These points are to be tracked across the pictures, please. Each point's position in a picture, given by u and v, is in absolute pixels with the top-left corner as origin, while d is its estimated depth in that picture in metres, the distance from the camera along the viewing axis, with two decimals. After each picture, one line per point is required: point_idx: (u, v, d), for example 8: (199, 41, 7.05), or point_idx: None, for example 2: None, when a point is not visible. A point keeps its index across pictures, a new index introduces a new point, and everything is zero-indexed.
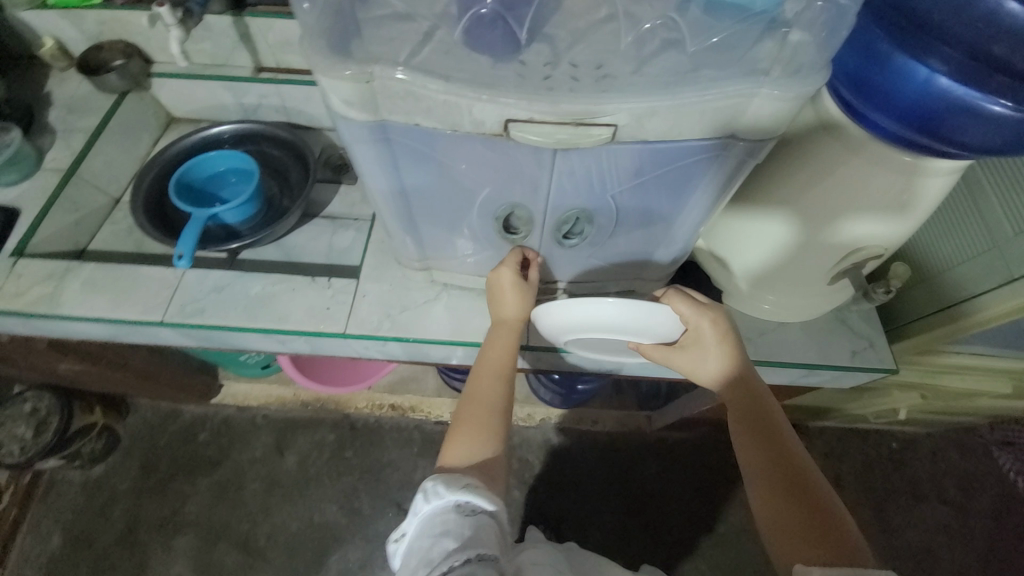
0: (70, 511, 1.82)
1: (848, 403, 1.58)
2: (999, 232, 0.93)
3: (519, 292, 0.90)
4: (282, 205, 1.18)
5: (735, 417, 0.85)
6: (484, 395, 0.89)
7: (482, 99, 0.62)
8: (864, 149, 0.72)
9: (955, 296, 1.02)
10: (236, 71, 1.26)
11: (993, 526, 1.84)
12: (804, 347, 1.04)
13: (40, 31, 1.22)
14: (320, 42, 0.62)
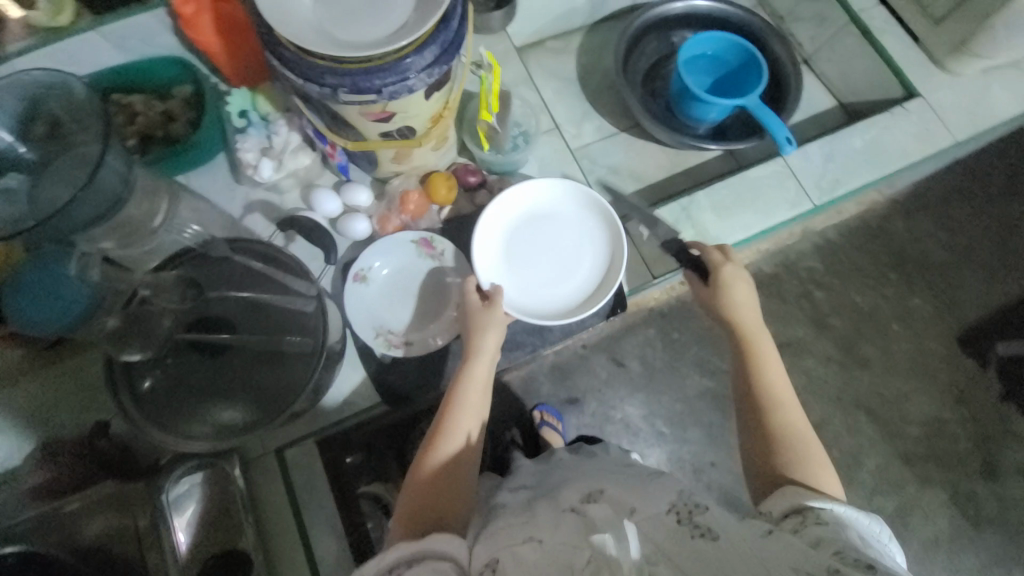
0: None
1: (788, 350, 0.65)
2: (880, 159, 0.89)
3: (481, 325, 0.64)
4: (708, 124, 0.94)
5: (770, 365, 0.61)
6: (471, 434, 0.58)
7: (816, 58, 1.05)
8: (732, 85, 0.95)
9: (887, 163, 0.89)
10: (501, 51, 0.94)
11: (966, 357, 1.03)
12: (713, 195, 0.85)
13: (164, 103, 0.75)
14: (787, 59, 0.98)
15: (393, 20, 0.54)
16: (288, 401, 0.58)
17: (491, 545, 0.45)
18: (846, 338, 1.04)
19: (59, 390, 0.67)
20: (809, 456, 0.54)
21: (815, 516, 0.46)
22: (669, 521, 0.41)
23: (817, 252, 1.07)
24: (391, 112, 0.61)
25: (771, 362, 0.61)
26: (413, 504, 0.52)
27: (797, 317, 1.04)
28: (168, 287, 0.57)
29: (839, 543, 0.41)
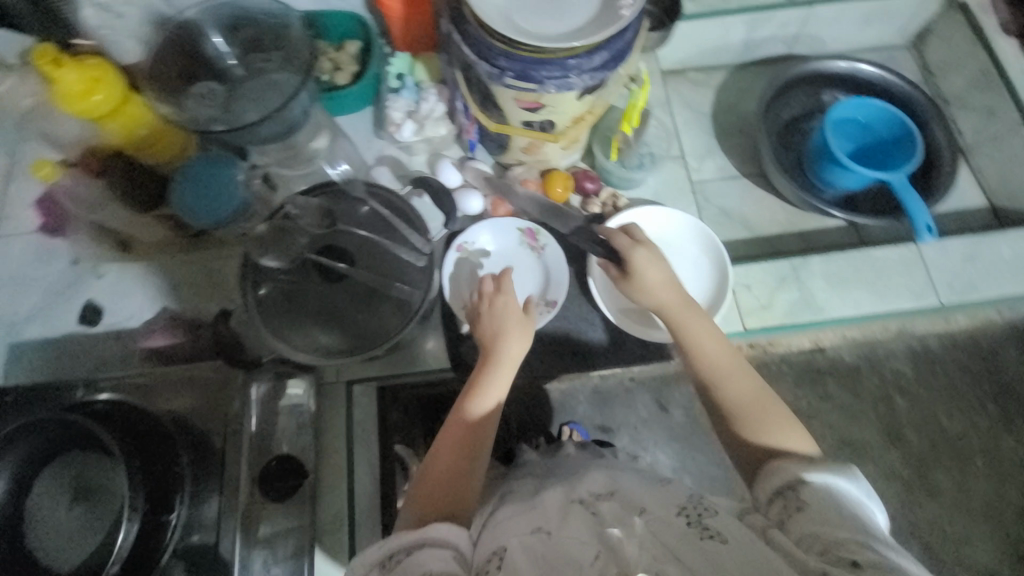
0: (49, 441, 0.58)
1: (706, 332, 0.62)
2: None
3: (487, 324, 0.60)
4: (841, 191, 0.90)
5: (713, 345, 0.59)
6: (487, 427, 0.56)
7: (978, 153, 0.97)
8: (875, 157, 0.91)
9: None
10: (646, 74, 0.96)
11: None
12: (831, 265, 0.81)
13: (334, 49, 0.82)
14: (944, 147, 0.91)
15: (576, 18, 0.57)
16: (378, 341, 0.62)
17: (499, 533, 0.45)
18: (920, 459, 0.90)
19: (189, 273, 0.77)
20: (769, 426, 0.53)
21: (797, 497, 0.45)
22: (678, 522, 0.42)
23: (910, 356, 0.94)
24: (542, 104, 0.64)
25: (691, 338, 0.60)
26: (423, 488, 0.52)
27: (871, 423, 0.92)
28: (309, 214, 0.63)
29: (829, 534, 0.41)
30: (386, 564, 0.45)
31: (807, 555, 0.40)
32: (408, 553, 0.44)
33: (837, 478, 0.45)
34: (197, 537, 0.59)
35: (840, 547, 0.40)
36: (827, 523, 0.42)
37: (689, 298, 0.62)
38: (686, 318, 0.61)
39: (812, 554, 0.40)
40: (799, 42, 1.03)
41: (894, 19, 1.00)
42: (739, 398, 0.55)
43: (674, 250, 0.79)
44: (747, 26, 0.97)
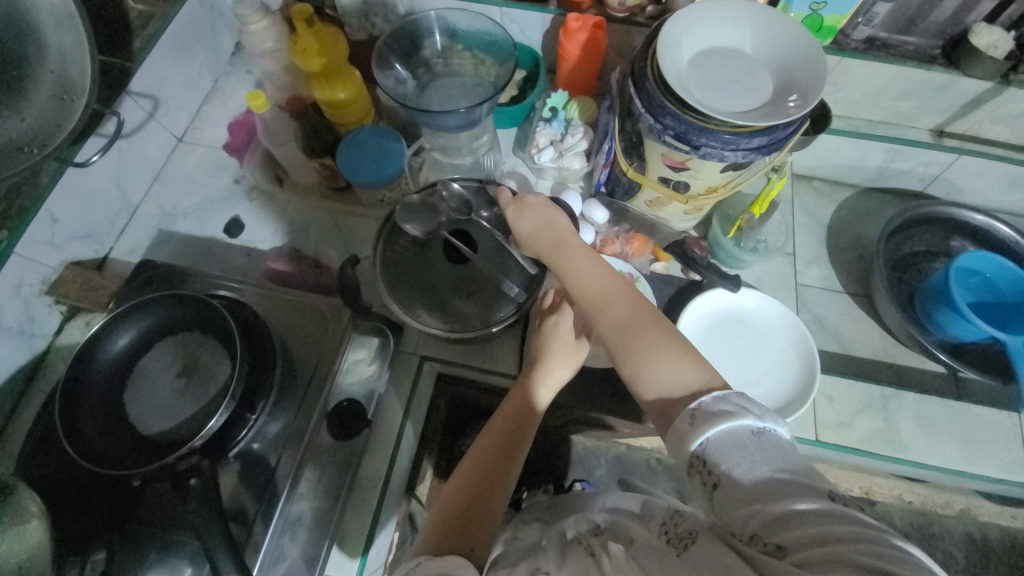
0: (177, 311, 0.66)
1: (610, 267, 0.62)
2: None
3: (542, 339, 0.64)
4: (950, 337, 0.86)
5: (608, 282, 0.60)
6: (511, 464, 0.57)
7: None
8: (995, 318, 0.88)
9: None
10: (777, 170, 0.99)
11: None
12: (926, 407, 0.77)
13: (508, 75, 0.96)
14: None
15: (744, 103, 0.62)
16: (472, 327, 0.67)
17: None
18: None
19: (324, 220, 0.87)
20: (651, 356, 0.53)
21: (705, 468, 0.42)
22: (659, 546, 0.42)
23: (965, 541, 1.00)
24: (687, 166, 0.68)
25: (574, 278, 0.61)
26: (443, 504, 0.55)
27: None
28: (454, 198, 0.71)
29: (749, 509, 0.38)
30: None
31: (740, 545, 0.38)
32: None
33: (719, 424, 0.43)
34: (258, 446, 0.65)
35: (770, 524, 0.37)
36: (749, 497, 0.39)
37: (566, 237, 0.64)
38: (570, 259, 0.62)
39: (742, 541, 0.38)
40: (936, 182, 1.03)
41: None
42: (638, 330, 0.55)
43: (768, 337, 0.79)
44: (887, 154, 0.98)
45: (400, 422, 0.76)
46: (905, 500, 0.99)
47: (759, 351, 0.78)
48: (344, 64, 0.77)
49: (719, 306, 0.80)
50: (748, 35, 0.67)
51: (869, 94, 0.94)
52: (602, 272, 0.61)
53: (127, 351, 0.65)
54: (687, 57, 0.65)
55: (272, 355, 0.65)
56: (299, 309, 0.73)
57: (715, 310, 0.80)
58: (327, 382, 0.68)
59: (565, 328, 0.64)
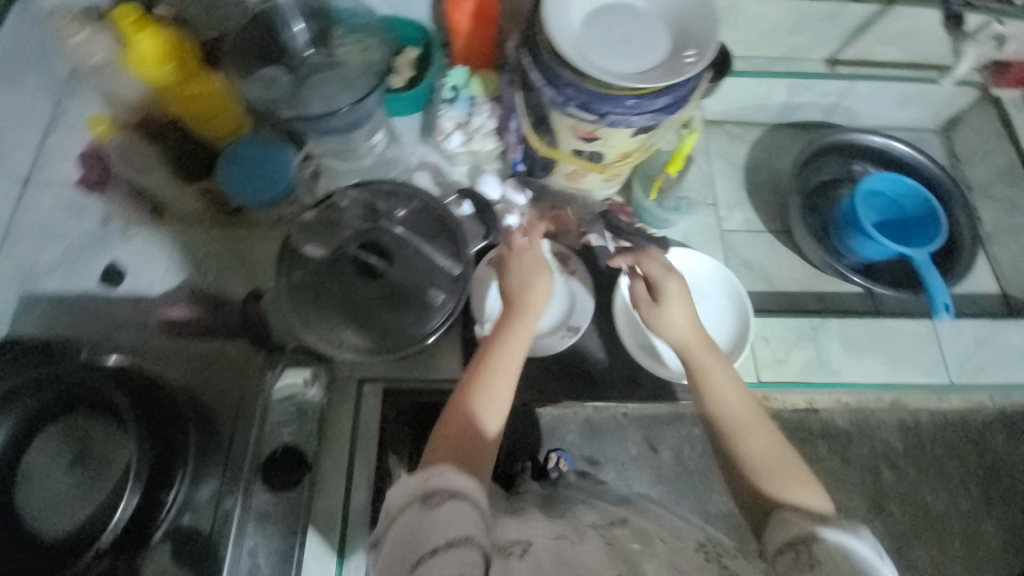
0: (52, 395, 0.57)
1: (735, 386, 0.58)
2: None
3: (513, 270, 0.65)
4: (863, 258, 0.92)
5: (734, 394, 0.58)
6: (500, 410, 0.55)
7: (999, 239, 1.00)
8: (900, 232, 0.93)
9: None
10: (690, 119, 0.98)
11: None
12: (850, 330, 0.82)
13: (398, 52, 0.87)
14: (967, 232, 0.94)
15: (644, 61, 0.59)
16: (401, 344, 0.62)
17: (518, 531, 0.48)
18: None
19: (218, 249, 0.77)
20: (779, 480, 0.52)
21: (809, 553, 0.44)
22: (696, 557, 0.47)
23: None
24: (597, 136, 0.65)
25: (711, 390, 0.58)
26: (439, 437, 0.53)
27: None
28: (355, 208, 0.64)
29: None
30: (428, 496, 0.45)
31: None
32: (448, 495, 0.45)
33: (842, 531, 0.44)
34: (190, 518, 0.58)
35: None
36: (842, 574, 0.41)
37: (710, 339, 0.62)
38: (716, 374, 0.59)
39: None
40: (836, 111, 1.06)
41: (931, 101, 1.04)
42: (767, 456, 0.54)
43: (702, 291, 0.80)
44: (789, 89, 1.00)
45: (349, 452, 0.71)
46: None
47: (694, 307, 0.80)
48: (201, 68, 0.65)
49: None
50: None
51: (765, 31, 0.94)
52: (738, 394, 0.58)
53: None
54: (577, 18, 0.61)
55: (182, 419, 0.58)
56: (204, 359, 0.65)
57: None
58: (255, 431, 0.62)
59: (543, 284, 0.63)
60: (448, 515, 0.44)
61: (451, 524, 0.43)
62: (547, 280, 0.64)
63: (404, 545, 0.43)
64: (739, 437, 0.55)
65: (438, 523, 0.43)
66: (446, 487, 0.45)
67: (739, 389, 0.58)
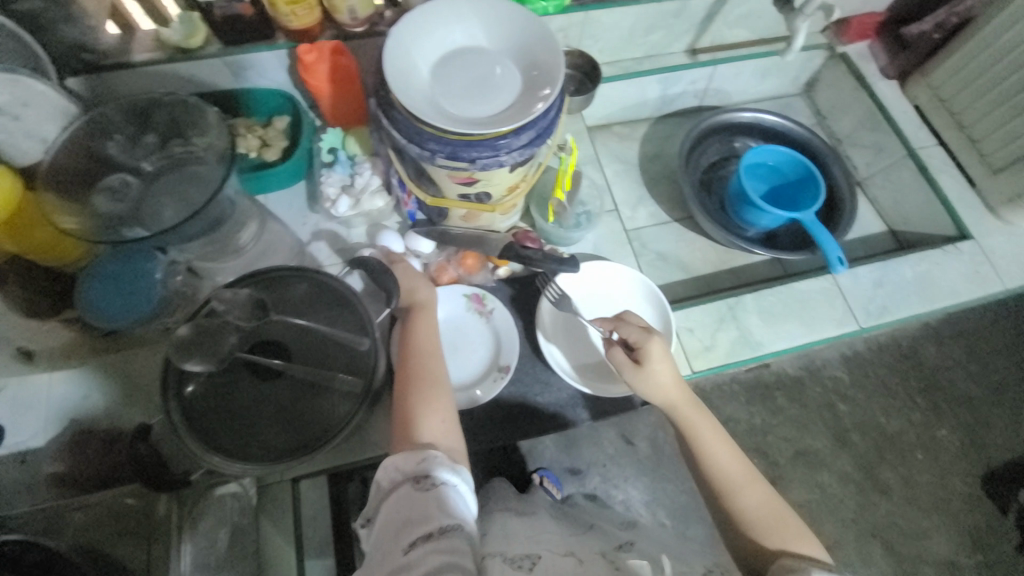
0: None
1: (720, 438, 0.64)
2: (935, 293, 0.90)
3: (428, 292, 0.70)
4: (762, 229, 0.97)
5: (727, 452, 0.64)
6: (440, 417, 0.58)
7: (873, 180, 1.10)
8: (788, 196, 0.99)
9: (942, 299, 0.90)
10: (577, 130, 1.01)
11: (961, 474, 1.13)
12: (765, 300, 0.86)
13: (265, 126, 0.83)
14: (845, 182, 1.02)
15: (500, 100, 0.59)
16: (322, 439, 0.58)
17: (522, 546, 0.50)
18: (865, 458, 1.13)
19: (105, 380, 0.69)
20: (779, 535, 0.58)
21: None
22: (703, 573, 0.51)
23: (843, 361, 1.21)
24: (476, 179, 0.64)
25: (702, 448, 0.64)
26: (395, 432, 0.58)
27: (821, 431, 1.15)
28: (238, 307, 0.58)
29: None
30: (420, 478, 0.50)
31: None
32: (439, 480, 0.50)
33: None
34: None
35: None
36: None
37: (691, 395, 0.66)
38: (705, 430, 0.65)
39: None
40: (708, 94, 1.12)
41: (787, 68, 1.12)
42: (760, 507, 0.60)
43: (621, 299, 0.81)
44: (660, 84, 1.05)
45: (300, 558, 0.66)
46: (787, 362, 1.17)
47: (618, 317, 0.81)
48: (25, 194, 0.59)
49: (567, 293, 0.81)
50: (476, 28, 0.63)
51: (624, 36, 0.97)
52: (725, 447, 0.64)
53: None
54: (424, 72, 0.60)
55: None
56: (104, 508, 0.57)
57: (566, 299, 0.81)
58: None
59: (428, 288, 0.71)
60: (443, 499, 0.48)
61: (448, 503, 0.48)
62: (428, 285, 0.71)
63: (400, 522, 0.47)
64: (729, 484, 0.62)
65: (433, 503, 0.48)
66: (435, 472, 0.50)
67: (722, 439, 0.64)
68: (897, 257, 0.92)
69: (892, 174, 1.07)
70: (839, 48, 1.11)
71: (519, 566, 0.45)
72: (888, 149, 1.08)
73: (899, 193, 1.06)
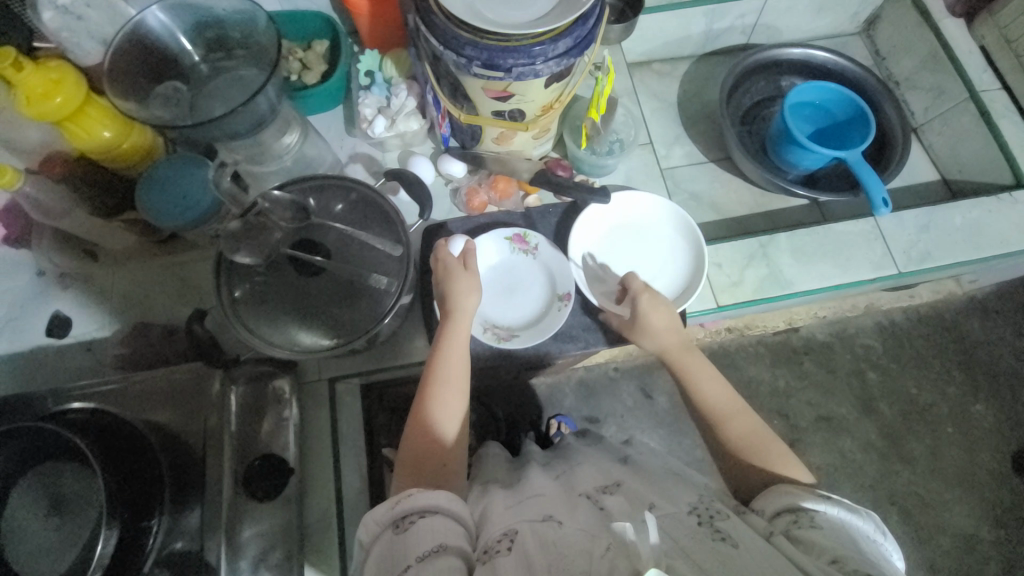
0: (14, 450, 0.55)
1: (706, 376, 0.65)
2: (985, 242, 0.86)
3: (457, 287, 0.66)
4: (806, 170, 0.93)
5: (718, 388, 0.64)
6: (450, 436, 0.57)
7: (928, 124, 1.04)
8: (832, 137, 0.95)
9: (991, 249, 0.85)
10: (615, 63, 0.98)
11: (986, 443, 1.12)
12: (799, 241, 0.84)
13: (304, 47, 0.84)
14: (899, 127, 0.96)
15: (541, 5, 0.59)
16: (355, 334, 0.62)
17: (502, 520, 0.50)
18: (891, 427, 1.12)
19: (164, 278, 0.76)
20: (767, 454, 0.58)
21: (809, 518, 0.48)
22: (689, 522, 0.45)
23: (878, 331, 1.18)
24: (511, 93, 0.65)
25: (697, 392, 0.64)
26: (403, 457, 0.56)
27: (847, 398, 1.14)
28: (283, 207, 0.63)
29: (838, 549, 0.43)
30: (398, 521, 0.47)
31: (819, 563, 0.42)
32: (418, 517, 0.46)
33: (841, 506, 0.48)
34: (182, 544, 0.57)
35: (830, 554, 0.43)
36: (831, 540, 0.45)
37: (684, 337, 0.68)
38: (694, 370, 0.65)
39: (825, 564, 0.42)
40: (757, 29, 1.06)
41: (847, 2, 1.05)
42: (745, 431, 0.60)
43: (652, 230, 0.81)
44: (706, 17, 1.00)
45: (335, 450, 0.72)
46: (820, 318, 1.18)
47: (649, 247, 0.80)
48: (92, 95, 0.63)
49: (597, 223, 0.81)
50: None
51: None
52: (712, 384, 0.64)
53: None
54: None
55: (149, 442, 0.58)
56: (160, 384, 0.64)
57: (596, 228, 0.81)
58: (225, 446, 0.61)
59: (473, 302, 0.66)
60: (422, 534, 0.45)
61: (425, 537, 0.45)
62: (477, 293, 0.66)
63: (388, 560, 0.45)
64: (718, 417, 0.62)
65: (413, 540, 0.45)
66: (412, 510, 0.47)
67: (709, 376, 0.65)
68: (949, 205, 0.87)
69: (951, 121, 1.01)
70: None
71: (493, 550, 0.45)
72: (949, 94, 1.00)
73: (957, 140, 1.00)
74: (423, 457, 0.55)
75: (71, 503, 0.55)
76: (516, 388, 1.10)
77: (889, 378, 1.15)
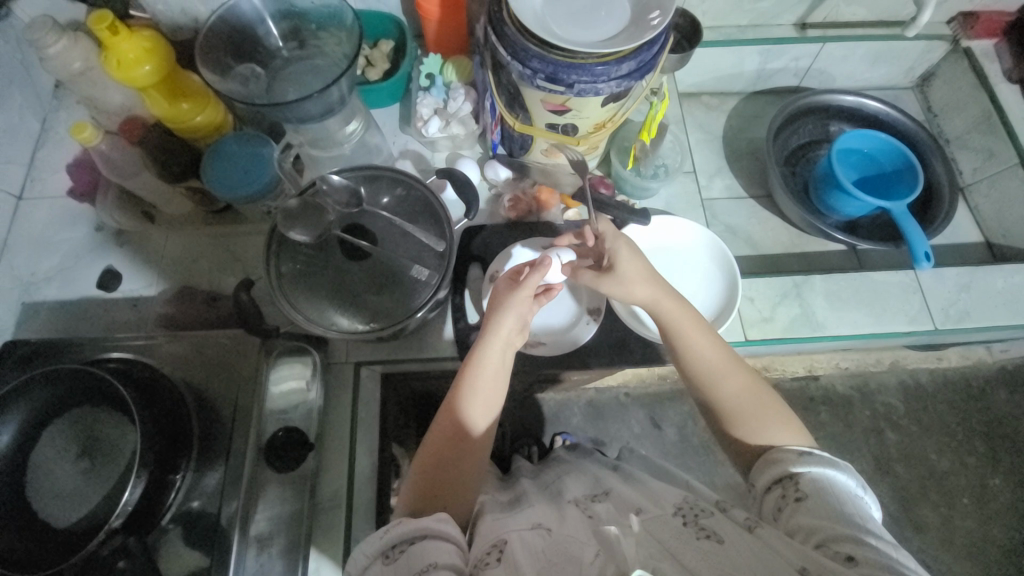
0: (51, 391, 0.57)
1: (696, 338, 0.62)
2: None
3: (499, 303, 0.64)
4: (847, 215, 0.93)
5: (711, 350, 0.61)
6: (469, 454, 0.58)
7: (976, 184, 1.03)
8: (878, 185, 0.95)
9: None
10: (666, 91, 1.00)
11: (1003, 521, 1.07)
12: (835, 284, 0.84)
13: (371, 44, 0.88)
14: (945, 183, 0.95)
15: (608, 28, 0.61)
16: (390, 321, 0.63)
17: (493, 531, 0.49)
18: (905, 491, 1.08)
19: (213, 245, 0.80)
20: (768, 420, 0.56)
21: (795, 487, 0.49)
22: (675, 523, 0.45)
23: (902, 390, 1.16)
24: (568, 108, 0.67)
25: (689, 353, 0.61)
26: (417, 472, 0.57)
27: (862, 455, 1.11)
28: (340, 190, 0.66)
29: (824, 526, 0.44)
30: (388, 552, 0.47)
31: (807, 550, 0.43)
32: (410, 542, 0.46)
33: (827, 469, 0.49)
34: (198, 503, 0.59)
35: (818, 533, 0.44)
36: (820, 510, 0.46)
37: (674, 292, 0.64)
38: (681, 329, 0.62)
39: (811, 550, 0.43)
40: (810, 74, 1.08)
41: (903, 56, 1.05)
42: (744, 398, 0.58)
43: (688, 257, 0.82)
44: (760, 56, 1.01)
45: (350, 431, 0.73)
46: (843, 369, 1.15)
47: (683, 275, 0.81)
48: (175, 66, 0.67)
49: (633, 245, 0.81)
50: None
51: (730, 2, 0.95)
52: (699, 343, 0.61)
53: (15, 446, 0.56)
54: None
55: (181, 401, 0.60)
56: (196, 345, 0.67)
57: None
58: (252, 412, 0.63)
59: (511, 328, 0.63)
60: (412, 558, 0.45)
61: (416, 560, 0.44)
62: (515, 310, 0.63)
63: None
64: (714, 383, 0.60)
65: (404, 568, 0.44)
66: (400, 538, 0.47)
67: (702, 337, 0.62)
68: (991, 266, 0.86)
69: (1000, 183, 0.99)
70: (964, 42, 1.03)
71: (484, 562, 0.45)
72: (997, 157, 1.00)
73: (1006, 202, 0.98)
74: (434, 476, 0.56)
75: (95, 450, 0.57)
76: (528, 400, 1.10)
77: (908, 440, 1.12)
